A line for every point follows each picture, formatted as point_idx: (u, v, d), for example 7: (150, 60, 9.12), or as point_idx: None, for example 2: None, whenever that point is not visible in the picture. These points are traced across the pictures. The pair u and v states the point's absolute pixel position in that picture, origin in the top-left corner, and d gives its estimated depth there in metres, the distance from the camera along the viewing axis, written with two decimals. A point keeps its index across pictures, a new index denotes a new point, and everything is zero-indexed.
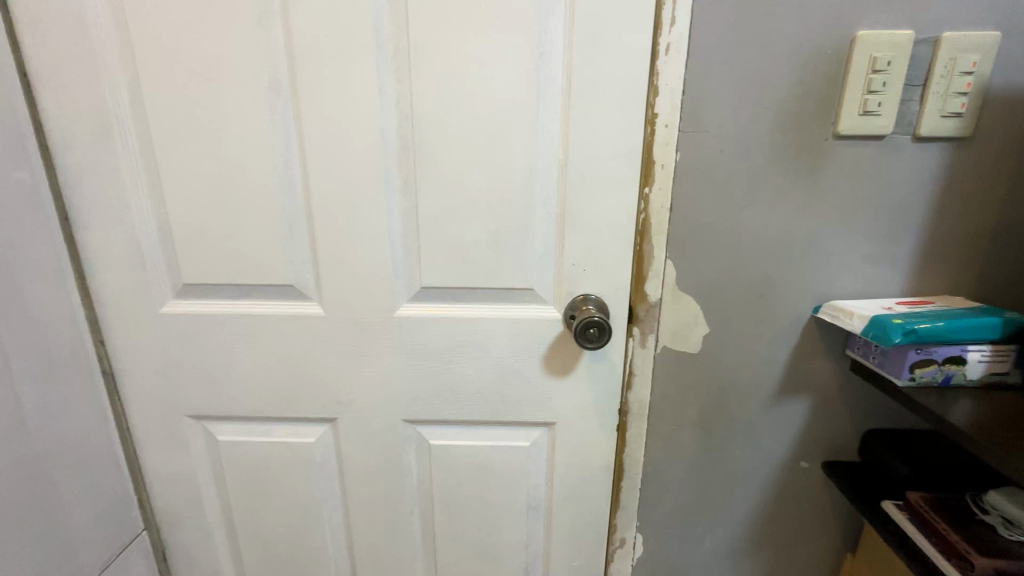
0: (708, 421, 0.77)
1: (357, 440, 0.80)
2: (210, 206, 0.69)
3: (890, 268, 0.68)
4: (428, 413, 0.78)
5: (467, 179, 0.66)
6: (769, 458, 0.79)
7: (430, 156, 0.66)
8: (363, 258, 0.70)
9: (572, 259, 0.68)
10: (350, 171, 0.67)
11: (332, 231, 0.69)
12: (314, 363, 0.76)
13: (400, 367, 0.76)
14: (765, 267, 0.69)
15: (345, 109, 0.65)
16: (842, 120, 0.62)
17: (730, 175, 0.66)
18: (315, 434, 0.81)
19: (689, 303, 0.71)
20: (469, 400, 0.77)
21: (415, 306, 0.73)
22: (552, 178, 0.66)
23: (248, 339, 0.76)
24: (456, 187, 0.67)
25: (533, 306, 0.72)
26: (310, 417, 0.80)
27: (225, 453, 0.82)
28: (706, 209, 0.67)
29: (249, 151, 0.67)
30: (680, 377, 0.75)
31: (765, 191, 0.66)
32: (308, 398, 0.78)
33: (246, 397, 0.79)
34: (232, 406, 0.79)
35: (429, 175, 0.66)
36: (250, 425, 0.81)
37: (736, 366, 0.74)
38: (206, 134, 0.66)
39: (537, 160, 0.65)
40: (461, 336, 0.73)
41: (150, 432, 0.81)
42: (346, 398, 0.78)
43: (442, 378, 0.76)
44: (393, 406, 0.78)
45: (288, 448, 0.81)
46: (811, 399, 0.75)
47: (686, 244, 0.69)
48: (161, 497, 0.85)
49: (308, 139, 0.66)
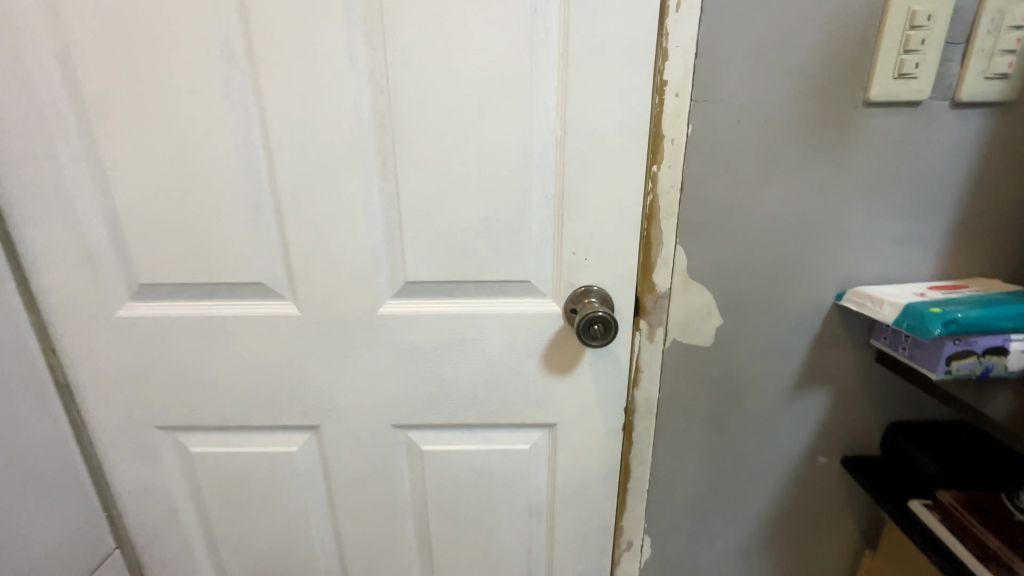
0: (720, 418, 0.71)
1: (343, 447, 0.74)
2: (165, 197, 0.61)
3: (920, 250, 0.62)
4: (419, 418, 0.72)
5: (454, 161, 0.59)
6: (786, 454, 0.74)
7: (413, 135, 0.58)
8: (341, 250, 0.63)
9: (572, 247, 0.62)
10: (321, 153, 0.59)
11: (305, 222, 0.62)
12: (291, 366, 0.70)
13: (386, 369, 0.69)
14: (784, 251, 0.63)
15: (312, 83, 0.57)
16: (874, 85, 0.55)
17: (747, 149, 0.59)
18: (297, 442, 0.75)
19: (701, 292, 0.65)
20: (462, 402, 0.71)
21: (400, 302, 0.66)
22: (550, 156, 0.59)
23: (217, 343, 0.69)
24: (442, 171, 0.59)
25: (529, 299, 0.65)
26: (291, 425, 0.73)
27: (201, 465, 0.76)
28: (720, 189, 0.60)
29: (206, 134, 0.59)
30: (691, 372, 0.69)
31: (785, 167, 0.59)
32: (287, 404, 0.72)
33: (220, 406, 0.72)
34: (205, 415, 0.73)
35: (412, 157, 0.59)
36: (226, 435, 0.75)
37: (751, 359, 0.68)
38: (155, 115, 0.58)
39: (532, 137, 0.58)
40: (452, 335, 0.67)
41: (116, 446, 0.74)
42: (329, 404, 0.72)
43: (432, 380, 0.70)
44: (381, 412, 0.72)
45: (269, 457, 0.75)
46: (831, 392, 0.70)
47: (698, 227, 0.62)
48: (134, 513, 0.79)
49: (273, 119, 0.58)
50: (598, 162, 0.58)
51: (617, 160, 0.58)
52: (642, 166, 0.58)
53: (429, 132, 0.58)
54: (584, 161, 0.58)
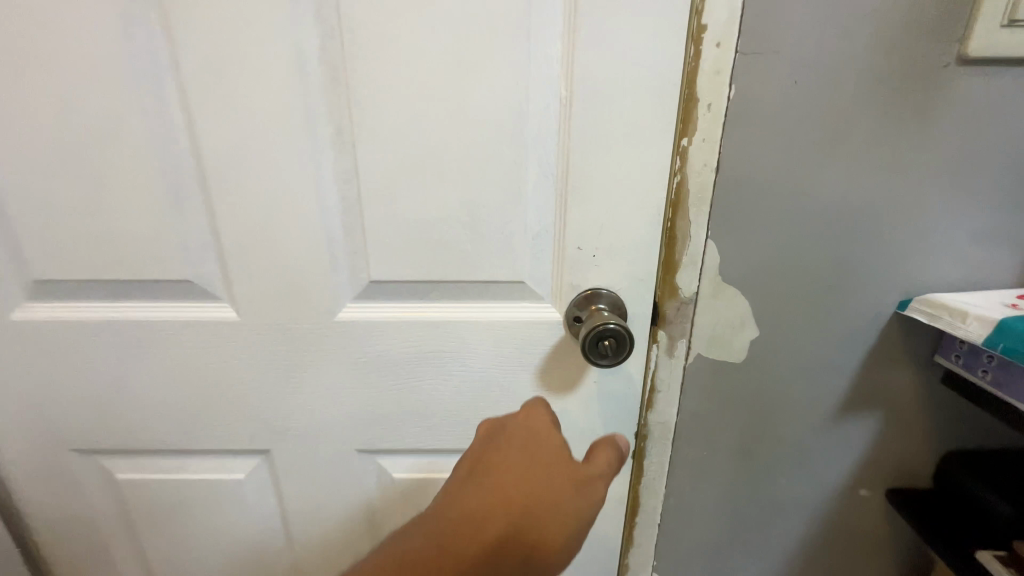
0: (747, 444, 0.60)
1: (299, 475, 0.62)
2: (58, 172, 0.48)
3: (1007, 249, 0.50)
4: (390, 442, 0.60)
5: (429, 128, 0.46)
6: (823, 486, 0.63)
7: (374, 93, 0.45)
8: (288, 242, 0.50)
9: (578, 241, 0.49)
10: (257, 116, 0.46)
11: (240, 205, 0.49)
12: (232, 381, 0.57)
13: (348, 386, 0.57)
14: (839, 248, 0.51)
15: (240, 22, 0.43)
16: (975, 35, 0.43)
17: (802, 120, 0.46)
18: (244, 468, 0.63)
19: (733, 297, 0.53)
20: (441, 425, 0.59)
21: (363, 307, 0.53)
22: (551, 123, 0.46)
23: (141, 352, 0.56)
24: (413, 142, 0.46)
25: (523, 304, 0.53)
26: (236, 448, 0.61)
27: (131, 493, 0.64)
28: (765, 169, 0.48)
29: (104, 89, 0.45)
30: (716, 391, 0.57)
31: (848, 143, 0.47)
32: (229, 425, 0.60)
33: (150, 425, 0.60)
34: (131, 437, 0.61)
35: (374, 122, 0.46)
36: (158, 459, 0.63)
37: (789, 377, 0.56)
38: (35, 62, 0.44)
39: (530, 97, 0.45)
40: (428, 346, 0.55)
41: (28, 470, 0.62)
42: (281, 425, 0.60)
43: (405, 398, 0.58)
44: (342, 435, 0.60)
45: (212, 485, 0.63)
46: (881, 417, 0.59)
47: (734, 217, 0.50)
48: (55, 546, 0.67)
49: (191, 68, 0.44)
50: (615, 131, 0.45)
51: (638, 130, 0.45)
52: (670, 138, 0.45)
53: (396, 89, 0.45)
54: (596, 131, 0.45)
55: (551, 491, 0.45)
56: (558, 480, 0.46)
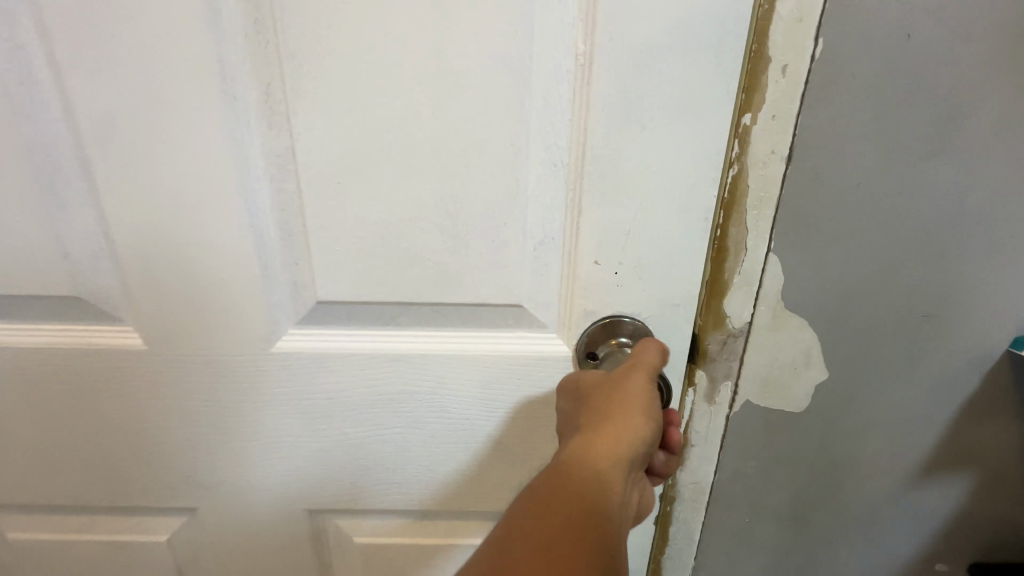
0: (802, 510, 0.48)
1: (234, 538, 0.50)
2: None
3: None
4: (348, 502, 0.48)
5: (392, 94, 0.32)
6: (890, 561, 0.50)
7: (316, 44, 0.31)
8: (205, 249, 0.37)
9: (595, 253, 0.36)
10: (151, 73, 0.33)
11: (139, 198, 0.36)
12: (142, 425, 0.45)
13: (293, 433, 0.44)
14: (943, 267, 0.38)
15: None
16: None
17: (909, 94, 0.34)
18: (165, 529, 0.50)
19: (797, 329, 0.40)
20: (412, 483, 0.46)
21: (310, 334, 0.41)
22: (564, 89, 0.32)
23: (23, 386, 0.43)
24: (371, 115, 0.33)
25: (520, 335, 0.40)
26: (155, 506, 0.49)
27: (25, 554, 0.51)
28: (853, 160, 0.35)
29: None
30: (767, 446, 0.45)
31: (971, 127, 0.34)
32: (143, 478, 0.47)
33: (42, 476, 0.47)
34: (17, 489, 0.48)
35: (317, 87, 0.32)
36: (56, 515, 0.50)
37: (862, 430, 0.44)
38: None
39: (535, 51, 0.31)
40: (395, 385, 0.42)
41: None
42: (210, 479, 0.47)
43: (366, 451, 0.45)
44: (288, 492, 0.47)
45: (126, 547, 0.51)
46: (972, 480, 0.46)
47: (805, 224, 0.37)
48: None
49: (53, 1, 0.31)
50: (650, 103, 0.32)
51: (687, 102, 0.32)
52: (729, 112, 0.32)
53: (346, 37, 0.31)
54: (626, 102, 0.32)
55: (631, 401, 0.34)
56: (632, 384, 0.35)
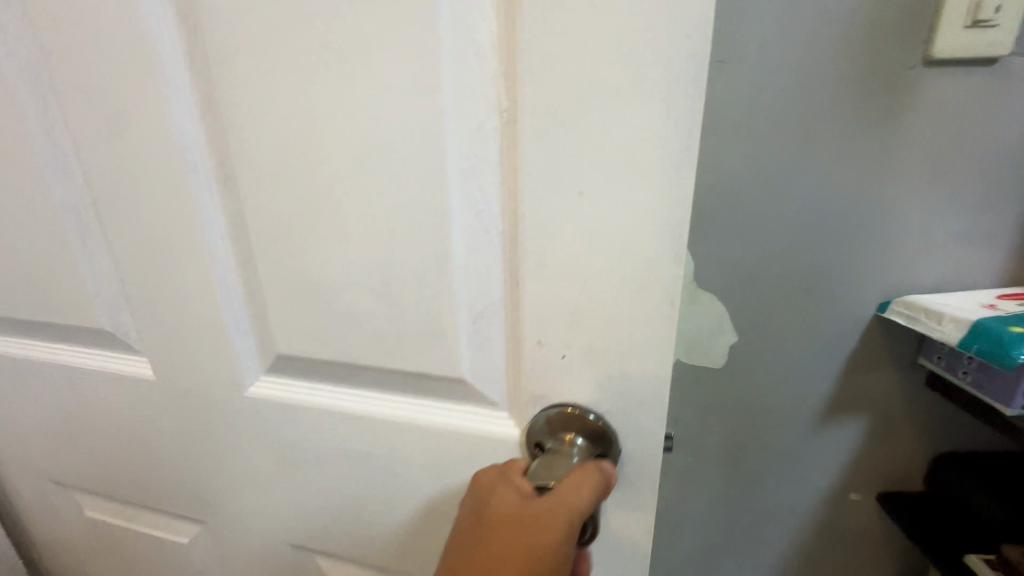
0: (734, 449, 0.60)
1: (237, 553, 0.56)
2: None
3: (993, 251, 0.49)
4: (323, 545, 0.50)
5: (314, 161, 0.33)
6: (813, 492, 0.62)
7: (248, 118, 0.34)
8: (188, 303, 0.42)
9: (538, 332, 0.34)
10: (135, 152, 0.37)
11: (133, 259, 0.42)
12: (160, 448, 0.52)
13: (269, 471, 0.48)
14: (817, 252, 0.50)
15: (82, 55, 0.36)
16: (939, 38, 0.42)
17: (773, 129, 0.46)
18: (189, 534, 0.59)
19: (711, 303, 0.53)
20: (381, 537, 0.47)
21: (275, 382, 0.44)
22: (489, 150, 0.31)
23: (78, 404, 0.54)
24: (298, 184, 0.35)
25: (447, 408, 0.39)
26: (176, 512, 0.57)
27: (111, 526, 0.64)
28: (736, 176, 0.48)
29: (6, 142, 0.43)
30: (700, 397, 0.57)
31: (820, 148, 0.47)
32: (166, 489, 0.55)
33: (99, 465, 0.57)
34: (90, 481, 0.60)
35: (253, 152, 0.35)
36: (117, 507, 0.61)
37: (773, 382, 0.56)
38: None
39: (450, 115, 0.30)
40: (356, 444, 0.43)
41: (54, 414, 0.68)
42: (213, 499, 0.53)
43: (332, 500, 0.47)
44: (275, 524, 0.51)
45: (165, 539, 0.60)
46: (865, 422, 0.58)
47: (708, 225, 0.50)
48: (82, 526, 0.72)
49: (66, 92, 0.37)
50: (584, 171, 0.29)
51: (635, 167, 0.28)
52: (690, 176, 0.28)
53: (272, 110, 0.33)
54: (555, 168, 0.29)
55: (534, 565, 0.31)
56: (542, 548, 0.31)
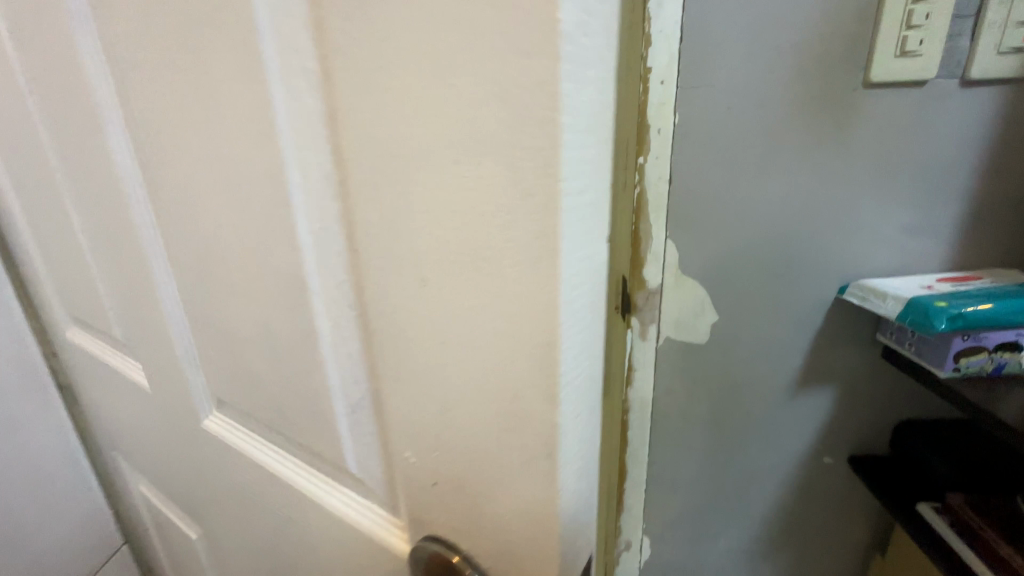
0: (719, 416, 0.69)
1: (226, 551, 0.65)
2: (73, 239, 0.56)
3: (929, 240, 0.59)
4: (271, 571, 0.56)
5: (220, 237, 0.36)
6: (791, 454, 0.71)
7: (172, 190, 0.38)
8: (164, 341, 0.50)
9: (408, 445, 0.33)
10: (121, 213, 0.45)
11: (132, 294, 0.50)
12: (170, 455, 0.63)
13: (232, 497, 0.56)
14: (784, 242, 0.60)
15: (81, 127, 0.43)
16: (875, 64, 0.52)
17: (742, 142, 0.56)
18: (196, 531, 0.70)
19: (692, 287, 0.62)
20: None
21: (220, 426, 0.51)
22: (343, 253, 0.30)
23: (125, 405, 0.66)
24: (213, 256, 0.38)
25: (347, 500, 0.41)
26: (189, 511, 0.68)
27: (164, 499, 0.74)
28: (713, 180, 0.57)
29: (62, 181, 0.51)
30: (687, 369, 0.66)
31: (782, 156, 0.56)
32: (182, 487, 0.66)
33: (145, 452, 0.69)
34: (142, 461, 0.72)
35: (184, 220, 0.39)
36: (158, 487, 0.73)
37: (751, 356, 0.65)
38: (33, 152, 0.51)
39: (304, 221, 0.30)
40: (279, 499, 0.48)
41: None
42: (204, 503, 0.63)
43: (271, 536, 0.52)
44: (240, 540, 0.59)
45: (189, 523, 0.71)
46: (833, 393, 0.67)
47: (690, 221, 0.59)
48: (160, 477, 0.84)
49: (80, 160, 0.46)
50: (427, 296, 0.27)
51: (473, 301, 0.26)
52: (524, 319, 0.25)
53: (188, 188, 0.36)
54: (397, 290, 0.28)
55: None
56: None
